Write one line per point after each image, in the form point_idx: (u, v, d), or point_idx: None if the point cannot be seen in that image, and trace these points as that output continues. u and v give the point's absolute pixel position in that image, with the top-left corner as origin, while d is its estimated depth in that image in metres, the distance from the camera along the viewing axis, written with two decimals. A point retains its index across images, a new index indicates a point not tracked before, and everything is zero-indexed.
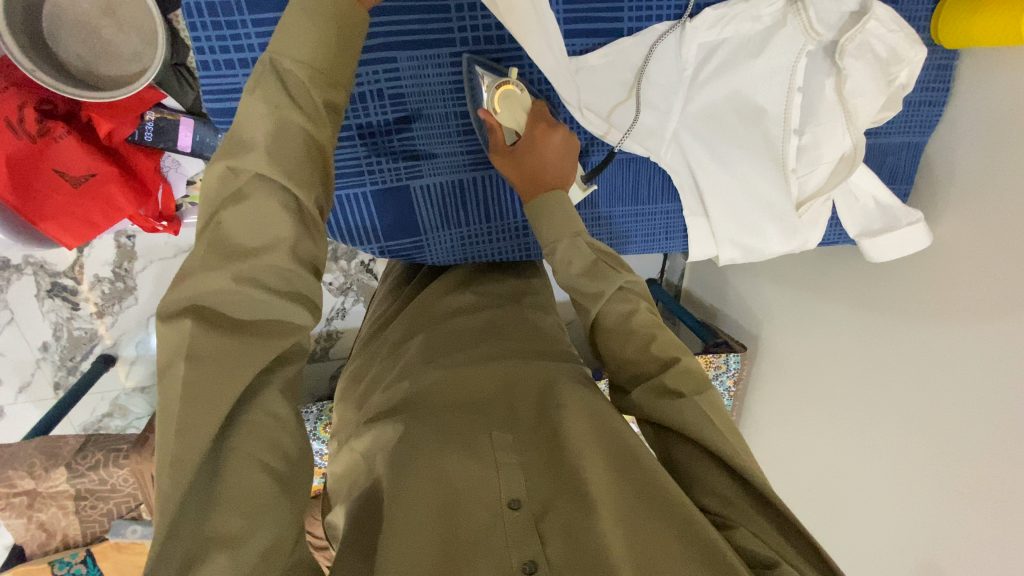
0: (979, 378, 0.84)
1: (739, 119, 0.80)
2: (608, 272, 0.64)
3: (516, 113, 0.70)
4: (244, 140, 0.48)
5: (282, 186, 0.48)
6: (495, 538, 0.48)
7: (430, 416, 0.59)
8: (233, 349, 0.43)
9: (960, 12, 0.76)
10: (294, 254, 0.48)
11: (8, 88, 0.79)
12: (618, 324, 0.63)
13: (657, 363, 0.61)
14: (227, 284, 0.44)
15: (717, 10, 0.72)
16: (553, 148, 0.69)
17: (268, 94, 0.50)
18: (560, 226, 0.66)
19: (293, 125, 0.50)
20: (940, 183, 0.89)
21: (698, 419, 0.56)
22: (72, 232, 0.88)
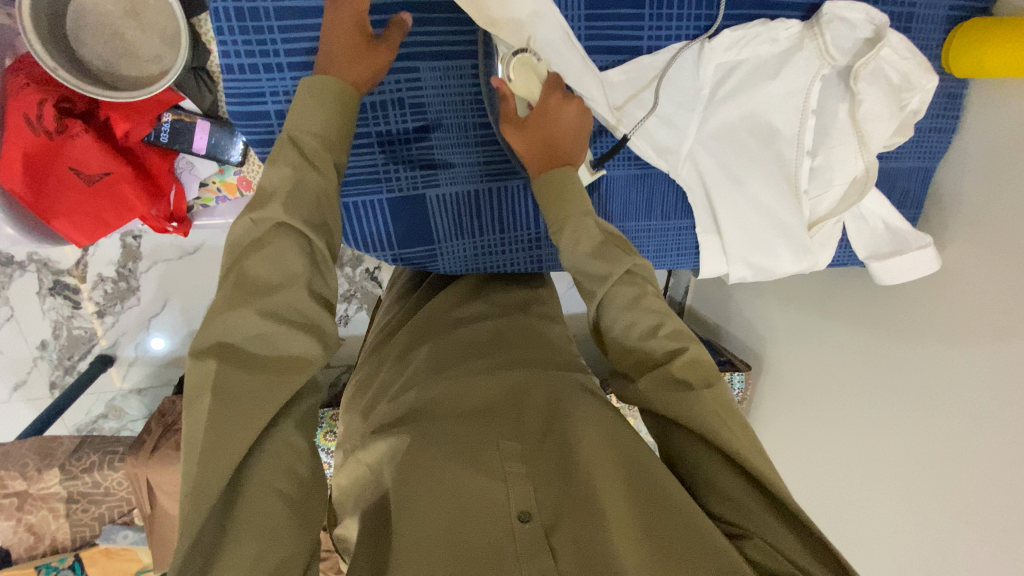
0: (987, 404, 0.84)
1: (754, 139, 0.81)
2: (617, 255, 0.63)
3: (531, 85, 0.70)
4: (265, 196, 0.54)
5: (299, 234, 0.53)
6: (506, 551, 0.47)
7: (438, 426, 0.58)
8: (254, 383, 0.47)
9: (970, 42, 0.77)
10: (309, 290, 0.53)
11: (29, 85, 0.80)
12: (624, 307, 0.62)
13: (664, 351, 0.60)
14: (253, 320, 0.49)
15: (735, 32, 0.74)
16: (568, 119, 0.69)
17: (287, 158, 0.56)
18: (568, 202, 0.65)
19: (309, 184, 0.55)
20: (947, 208, 0.90)
21: (708, 413, 0.54)
22: (82, 230, 0.86)
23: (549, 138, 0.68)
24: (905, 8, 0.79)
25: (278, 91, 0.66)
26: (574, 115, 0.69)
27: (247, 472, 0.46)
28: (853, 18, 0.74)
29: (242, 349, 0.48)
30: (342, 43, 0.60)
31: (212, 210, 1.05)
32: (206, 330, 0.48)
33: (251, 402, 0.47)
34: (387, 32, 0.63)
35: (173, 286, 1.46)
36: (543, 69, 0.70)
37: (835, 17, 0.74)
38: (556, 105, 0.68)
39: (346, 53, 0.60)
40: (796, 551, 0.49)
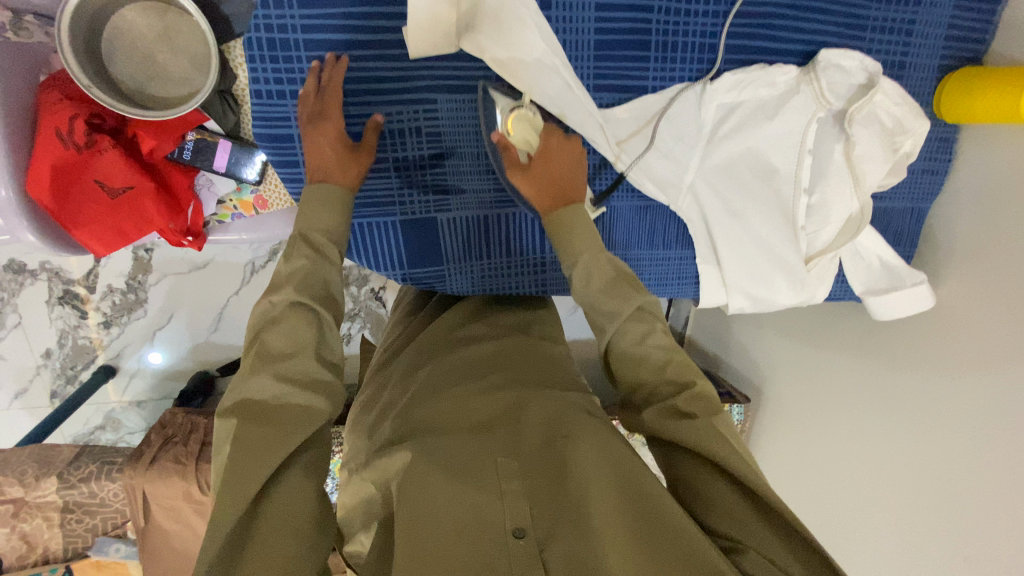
0: (984, 441, 0.85)
1: (753, 175, 0.84)
2: (629, 292, 0.65)
3: (529, 134, 0.70)
4: (279, 281, 0.62)
5: (310, 310, 0.61)
6: (500, 565, 0.48)
7: (437, 442, 0.59)
8: (266, 433, 0.52)
9: (961, 90, 0.81)
10: (318, 357, 0.59)
11: (64, 102, 0.84)
12: (633, 344, 0.65)
13: (672, 386, 0.62)
14: (268, 382, 0.55)
15: (735, 75, 0.78)
16: (564, 161, 0.69)
17: (299, 250, 0.63)
18: (584, 241, 0.67)
19: (318, 270, 0.63)
20: (942, 247, 0.93)
21: (709, 437, 0.57)
22: (102, 241, 0.90)
23: (548, 185, 0.69)
24: (899, 57, 0.83)
25: None
26: (570, 157, 0.70)
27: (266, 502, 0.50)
28: (849, 65, 0.79)
29: (256, 406, 0.54)
30: (326, 156, 0.67)
31: (226, 226, 1.08)
32: (229, 395, 0.55)
33: (262, 448, 0.51)
34: (364, 136, 0.69)
35: (180, 300, 1.48)
36: (540, 120, 0.71)
37: (830, 64, 0.78)
38: (554, 147, 0.69)
39: (332, 165, 0.67)
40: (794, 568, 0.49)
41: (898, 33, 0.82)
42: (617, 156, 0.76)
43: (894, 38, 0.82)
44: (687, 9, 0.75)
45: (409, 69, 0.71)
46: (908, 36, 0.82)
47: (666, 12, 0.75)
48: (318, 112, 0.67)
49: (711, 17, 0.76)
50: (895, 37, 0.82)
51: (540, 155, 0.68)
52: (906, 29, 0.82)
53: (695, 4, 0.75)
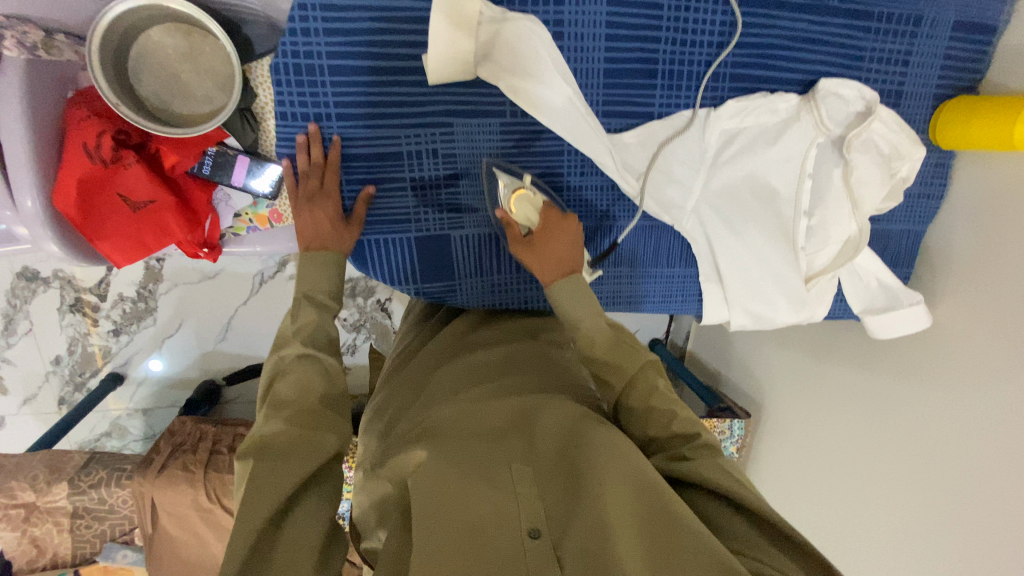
0: (980, 458, 0.87)
1: (755, 197, 0.87)
2: (628, 350, 0.71)
3: (529, 212, 0.74)
4: (286, 337, 0.70)
5: (316, 362, 0.67)
6: (516, 565, 0.51)
7: (453, 445, 0.62)
8: (278, 468, 0.56)
9: (956, 118, 0.84)
10: (322, 403, 0.65)
11: (91, 118, 0.86)
12: (640, 400, 0.68)
13: (680, 438, 0.65)
14: (279, 426, 0.60)
15: (739, 103, 0.81)
16: (565, 237, 0.73)
17: (304, 311, 0.71)
18: (583, 306, 0.72)
19: (321, 326, 0.71)
20: (938, 268, 0.95)
21: (712, 470, 0.59)
22: (123, 252, 0.93)
23: (551, 260, 0.73)
24: (895, 86, 0.86)
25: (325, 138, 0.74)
26: (570, 233, 0.74)
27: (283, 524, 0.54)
28: (847, 94, 0.82)
29: (268, 446, 0.58)
30: (323, 229, 0.73)
31: (241, 238, 1.11)
32: (246, 441, 0.60)
33: (277, 481, 0.55)
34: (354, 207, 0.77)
35: (190, 309, 1.50)
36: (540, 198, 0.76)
37: (828, 93, 0.82)
38: (554, 223, 0.73)
39: (329, 237, 0.74)
40: None
41: (895, 63, 0.85)
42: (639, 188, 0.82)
43: (890, 68, 0.85)
44: (693, 39, 0.78)
45: (428, 94, 0.74)
46: (905, 66, 0.85)
47: (672, 42, 0.78)
48: (318, 191, 0.74)
49: (715, 47, 0.79)
50: (892, 67, 0.85)
51: (541, 232, 0.73)
52: (903, 59, 0.85)
53: (701, 35, 0.78)
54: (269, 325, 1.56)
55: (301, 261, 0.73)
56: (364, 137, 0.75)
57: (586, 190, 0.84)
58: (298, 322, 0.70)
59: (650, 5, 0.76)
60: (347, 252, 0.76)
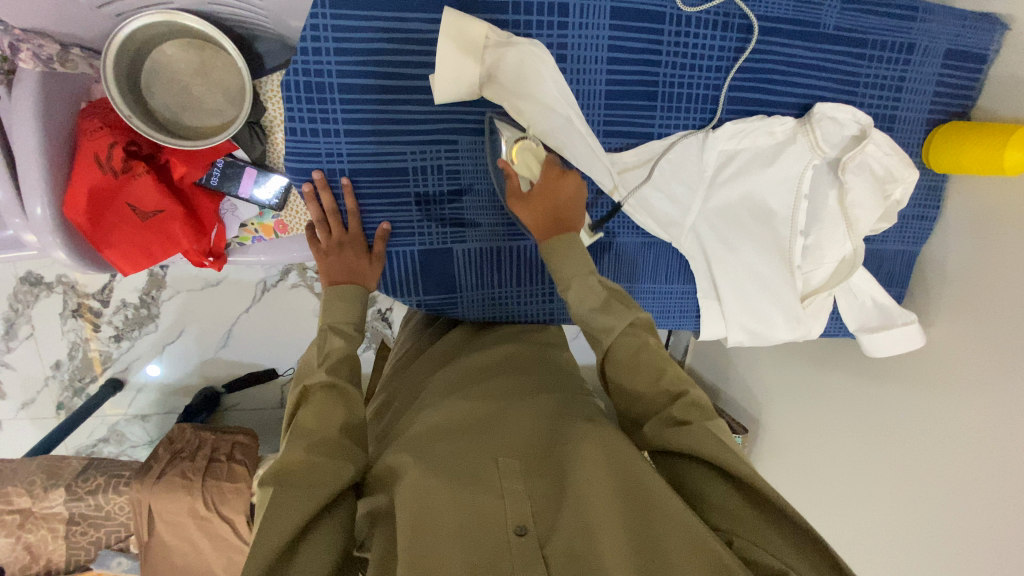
0: (971, 477, 0.88)
1: (752, 217, 0.89)
2: (620, 309, 0.70)
3: (530, 164, 0.76)
4: (309, 368, 0.70)
5: (339, 389, 0.68)
6: (503, 561, 0.52)
7: (445, 447, 0.64)
8: (294, 496, 0.56)
9: (948, 142, 0.86)
10: (342, 429, 0.65)
11: (104, 129, 0.89)
12: (629, 357, 0.69)
13: (668, 395, 0.66)
14: (300, 454, 0.60)
15: (737, 125, 0.83)
16: (562, 191, 0.75)
17: (326, 341, 0.72)
18: (575, 264, 0.72)
19: (341, 354, 0.72)
20: (932, 289, 0.97)
21: (706, 438, 0.60)
22: (130, 260, 0.94)
23: (546, 214, 0.74)
24: (889, 110, 0.88)
25: (333, 153, 0.76)
26: (570, 188, 0.75)
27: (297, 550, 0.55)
28: (842, 118, 0.84)
29: (291, 475, 0.58)
30: (348, 267, 0.77)
31: (247, 248, 1.12)
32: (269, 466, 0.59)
33: (294, 510, 0.55)
34: (374, 244, 0.80)
35: (191, 316, 1.51)
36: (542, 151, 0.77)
37: (825, 117, 0.84)
38: (553, 178, 0.75)
39: (358, 272, 0.77)
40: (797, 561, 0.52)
41: (889, 89, 0.87)
42: (615, 185, 0.81)
43: (884, 93, 0.87)
44: (693, 63, 0.81)
45: (432, 112, 0.76)
46: (898, 91, 0.88)
47: (671, 66, 0.80)
48: (344, 235, 0.78)
49: (714, 71, 0.82)
50: (885, 92, 0.87)
51: (537, 187, 0.74)
52: (896, 85, 0.87)
53: (700, 59, 0.81)
54: (270, 333, 1.56)
55: (327, 297, 0.75)
56: (370, 152, 0.76)
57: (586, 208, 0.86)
58: (325, 352, 0.71)
59: (651, 29, 0.78)
60: (371, 288, 0.79)
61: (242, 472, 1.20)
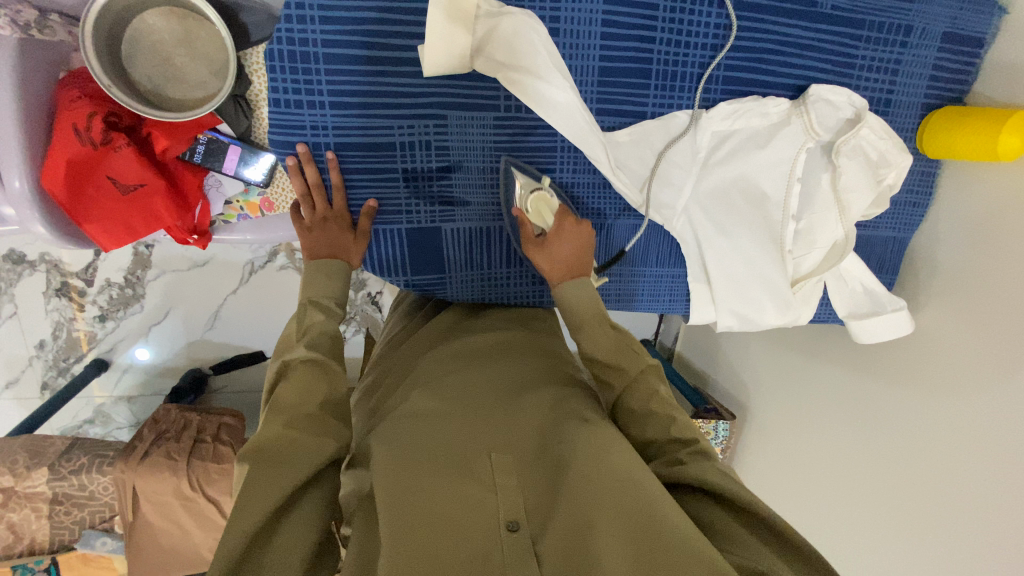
0: (956, 462, 0.89)
1: (744, 200, 0.88)
2: (631, 355, 0.74)
3: (544, 214, 0.78)
4: (289, 342, 0.70)
5: (319, 365, 0.67)
6: (494, 556, 0.53)
7: (436, 438, 0.64)
8: (271, 472, 0.56)
9: (942, 127, 0.86)
10: (321, 405, 0.64)
11: (82, 99, 0.85)
12: (638, 402, 0.71)
13: (678, 442, 0.67)
14: (277, 430, 0.60)
15: (731, 104, 0.82)
16: (576, 238, 0.78)
17: (303, 318, 0.71)
18: (585, 309, 0.76)
19: (322, 329, 0.71)
20: (922, 275, 0.97)
21: (715, 475, 0.60)
22: (112, 236, 0.92)
23: (561, 262, 0.77)
24: (884, 94, 0.87)
25: (318, 126, 0.74)
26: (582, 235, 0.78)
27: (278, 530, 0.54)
28: (837, 101, 0.83)
29: (269, 452, 0.58)
30: (330, 243, 0.76)
31: (232, 226, 1.10)
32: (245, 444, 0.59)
33: (273, 487, 0.55)
34: (359, 221, 0.78)
35: (178, 297, 1.49)
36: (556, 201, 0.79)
37: (819, 98, 0.83)
38: (566, 228, 0.78)
39: (339, 248, 0.76)
40: None
41: (885, 72, 0.86)
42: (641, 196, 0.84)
43: (880, 76, 0.86)
44: (688, 40, 0.79)
45: (420, 87, 0.74)
46: (895, 74, 0.87)
47: (667, 43, 0.79)
48: (327, 210, 0.77)
49: (710, 49, 0.80)
50: (881, 75, 0.86)
51: (553, 238, 0.77)
52: (893, 68, 0.86)
53: (695, 36, 0.79)
54: (258, 315, 1.55)
55: (307, 272, 0.75)
56: (357, 126, 0.75)
57: (576, 187, 0.85)
58: (304, 327, 0.70)
59: (645, 5, 0.76)
60: (353, 266, 0.78)
61: (227, 452, 1.20)
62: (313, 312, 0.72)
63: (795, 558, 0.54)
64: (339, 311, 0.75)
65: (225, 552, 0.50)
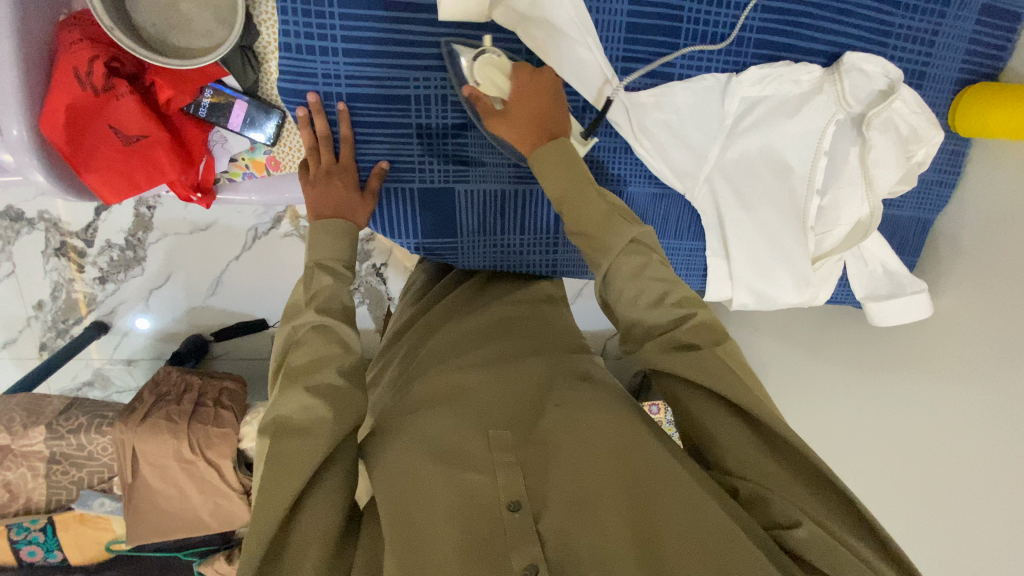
0: (971, 448, 0.87)
1: (769, 171, 0.85)
2: (620, 225, 0.65)
3: (498, 80, 0.68)
4: (298, 307, 0.66)
5: (333, 330, 0.64)
6: (496, 539, 0.51)
7: (436, 419, 0.62)
8: (292, 454, 0.54)
9: (977, 103, 0.82)
10: (340, 371, 0.62)
11: (83, 42, 0.82)
12: (630, 278, 0.63)
13: (672, 319, 0.62)
14: (301, 400, 0.58)
15: (761, 70, 0.78)
16: (536, 94, 0.69)
17: (312, 283, 0.67)
18: (566, 173, 0.67)
19: (336, 298, 0.67)
20: (944, 259, 0.95)
21: (719, 368, 0.58)
22: (113, 188, 0.90)
23: (529, 124, 0.69)
24: (920, 66, 0.83)
25: (330, 74, 0.70)
26: (541, 86, 0.69)
27: (299, 514, 0.53)
28: (871, 70, 0.80)
29: (289, 423, 0.56)
30: (337, 197, 0.72)
31: (237, 184, 1.09)
32: (265, 415, 0.57)
33: (296, 468, 0.53)
34: (370, 182, 0.75)
35: (179, 261, 1.46)
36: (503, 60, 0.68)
37: (853, 67, 0.79)
38: (525, 84, 0.68)
39: (345, 208, 0.72)
40: (819, 510, 0.52)
41: (920, 43, 0.82)
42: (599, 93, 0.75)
43: (916, 47, 0.82)
44: None
45: (437, 34, 0.71)
46: (931, 45, 0.83)
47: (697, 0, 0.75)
48: (333, 165, 0.73)
49: (741, 9, 0.76)
50: (918, 46, 0.82)
51: (511, 102, 0.68)
52: (929, 38, 0.82)
53: None
54: (260, 283, 1.52)
55: (313, 233, 0.70)
56: (371, 75, 0.71)
57: (597, 150, 0.81)
58: (312, 291, 0.67)
59: None
60: (362, 224, 0.74)
61: (229, 417, 1.18)
62: (323, 278, 0.68)
63: (812, 477, 0.54)
64: (348, 275, 0.71)
65: (254, 538, 0.50)
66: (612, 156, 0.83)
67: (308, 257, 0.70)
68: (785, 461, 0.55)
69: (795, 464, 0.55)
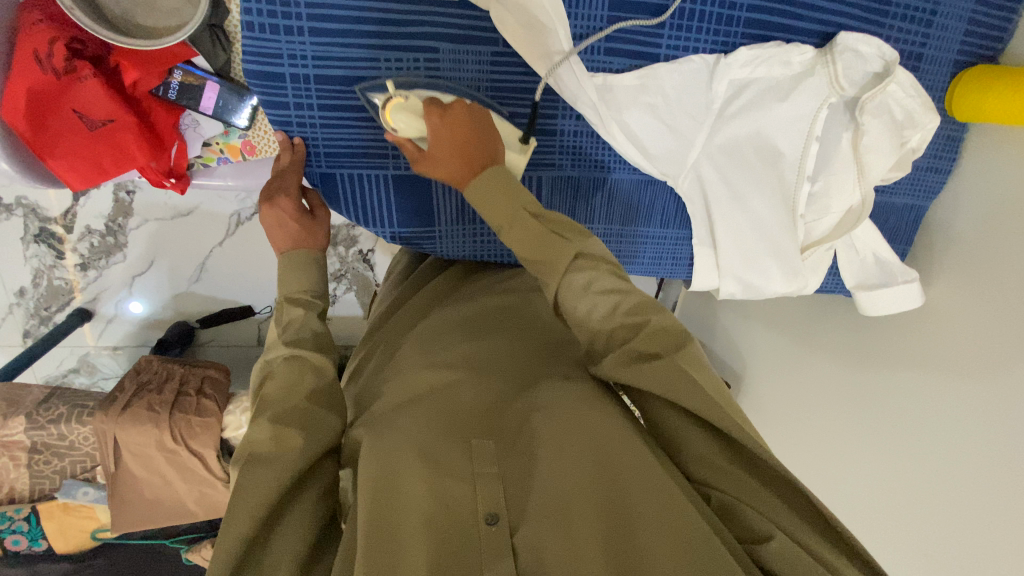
0: (961, 438, 0.87)
1: (758, 157, 0.82)
2: (558, 242, 0.62)
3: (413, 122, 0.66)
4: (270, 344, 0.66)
5: (306, 358, 0.63)
6: (471, 555, 0.48)
7: (413, 417, 0.59)
8: (259, 476, 0.51)
9: (975, 86, 0.79)
10: (310, 398, 0.60)
11: (42, 22, 0.78)
12: (578, 293, 0.61)
13: (627, 328, 0.59)
14: (267, 430, 0.55)
15: (752, 50, 0.75)
16: (453, 126, 0.64)
17: (283, 316, 0.67)
18: (500, 203, 0.64)
19: (309, 326, 0.66)
20: (937, 248, 0.92)
21: (671, 374, 0.54)
22: (79, 174, 0.86)
23: (454, 160, 0.65)
24: (917, 47, 0.80)
25: (296, 54, 0.67)
26: (457, 124, 0.64)
27: (269, 537, 0.50)
28: (865, 51, 0.76)
29: (261, 451, 0.53)
30: (287, 230, 0.70)
31: (212, 170, 1.06)
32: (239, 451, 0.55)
33: (268, 490, 0.50)
34: (315, 209, 0.73)
35: (161, 247, 1.43)
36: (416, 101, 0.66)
37: (848, 48, 0.75)
38: (438, 119, 0.64)
39: (303, 237, 0.70)
40: (782, 516, 0.51)
41: (918, 22, 0.79)
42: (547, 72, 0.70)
43: (913, 27, 0.79)
44: None
45: (407, 11, 0.67)
46: (929, 26, 0.79)
47: None
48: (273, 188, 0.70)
49: None
50: (915, 26, 0.79)
51: (432, 143, 0.64)
52: (927, 18, 0.79)
53: None
54: (245, 270, 1.50)
55: (281, 265, 0.70)
56: (340, 57, 0.68)
57: (579, 136, 0.78)
58: (284, 322, 0.66)
59: None
60: (323, 248, 0.73)
61: (211, 406, 1.17)
62: (295, 310, 0.67)
63: (765, 475, 0.53)
64: (319, 302, 0.70)
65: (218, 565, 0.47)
66: (597, 144, 0.80)
67: (280, 292, 0.69)
68: (738, 460, 0.54)
69: (748, 462, 0.54)
